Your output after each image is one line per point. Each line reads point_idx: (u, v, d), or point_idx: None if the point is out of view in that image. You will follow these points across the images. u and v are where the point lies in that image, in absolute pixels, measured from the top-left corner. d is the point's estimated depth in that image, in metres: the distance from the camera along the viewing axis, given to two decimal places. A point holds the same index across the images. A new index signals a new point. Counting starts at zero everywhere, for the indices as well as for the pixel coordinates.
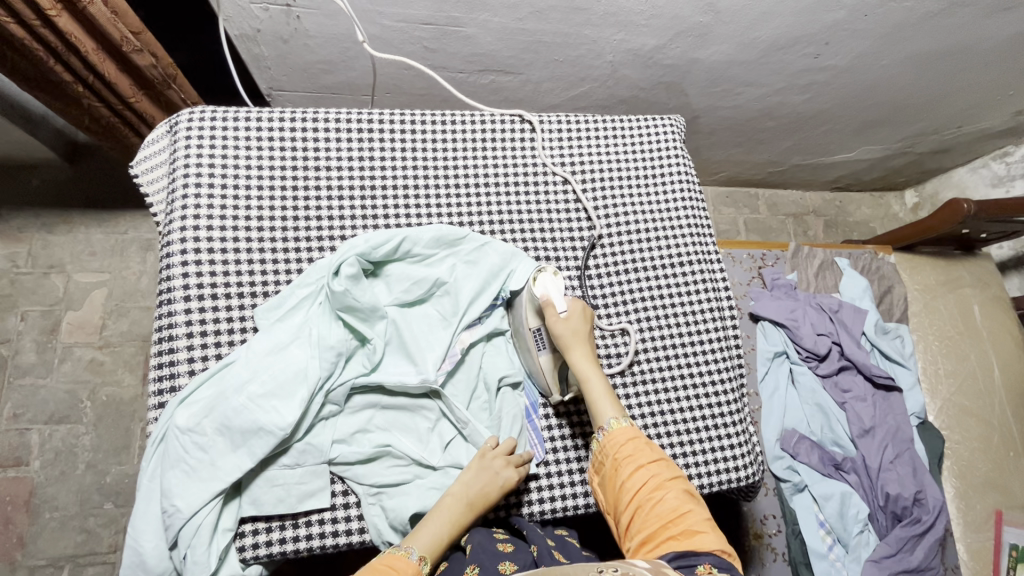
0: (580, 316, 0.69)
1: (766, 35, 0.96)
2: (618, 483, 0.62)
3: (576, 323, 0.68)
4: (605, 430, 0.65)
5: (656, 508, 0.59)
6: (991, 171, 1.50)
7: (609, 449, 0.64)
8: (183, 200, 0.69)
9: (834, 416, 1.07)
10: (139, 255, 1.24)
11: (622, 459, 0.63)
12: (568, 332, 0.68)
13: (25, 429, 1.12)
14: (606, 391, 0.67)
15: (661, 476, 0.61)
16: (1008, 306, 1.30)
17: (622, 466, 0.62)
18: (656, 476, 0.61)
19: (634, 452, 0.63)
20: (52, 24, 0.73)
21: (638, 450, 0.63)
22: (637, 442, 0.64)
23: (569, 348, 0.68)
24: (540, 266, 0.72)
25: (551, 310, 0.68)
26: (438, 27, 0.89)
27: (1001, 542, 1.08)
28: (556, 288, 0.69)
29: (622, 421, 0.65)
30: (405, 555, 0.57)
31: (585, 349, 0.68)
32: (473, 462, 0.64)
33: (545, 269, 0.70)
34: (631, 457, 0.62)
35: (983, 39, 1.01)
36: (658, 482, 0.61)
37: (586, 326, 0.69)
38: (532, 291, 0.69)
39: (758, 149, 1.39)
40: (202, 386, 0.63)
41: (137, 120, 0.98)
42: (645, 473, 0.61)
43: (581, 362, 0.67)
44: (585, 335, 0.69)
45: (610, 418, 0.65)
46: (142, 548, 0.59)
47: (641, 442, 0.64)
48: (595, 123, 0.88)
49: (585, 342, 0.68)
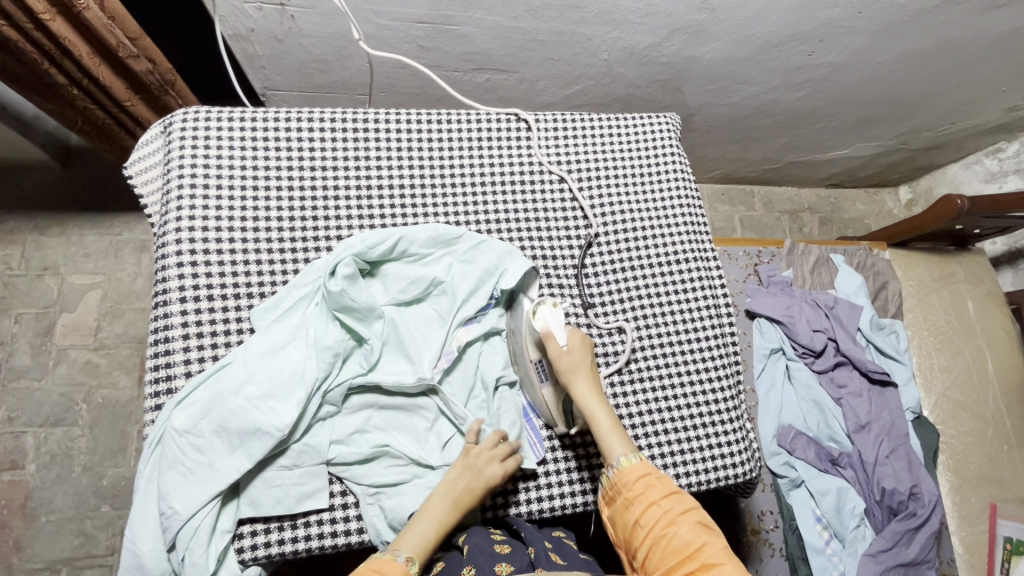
0: (582, 348, 0.68)
1: (761, 33, 0.96)
2: (630, 521, 0.61)
3: (579, 357, 0.67)
4: (616, 467, 0.63)
5: (672, 544, 0.58)
6: (984, 167, 1.51)
7: (620, 487, 0.63)
8: (178, 201, 0.69)
9: (830, 411, 1.08)
10: (134, 256, 1.24)
11: (634, 497, 0.61)
12: (570, 366, 0.66)
13: (20, 432, 1.12)
14: (614, 426, 0.65)
15: (674, 511, 0.60)
16: (1002, 301, 1.31)
17: (634, 504, 0.61)
18: (668, 512, 0.60)
19: (645, 489, 0.61)
20: (46, 29, 0.72)
21: (650, 487, 0.62)
22: (648, 478, 0.62)
23: (572, 382, 0.66)
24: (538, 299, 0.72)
25: (551, 342, 0.67)
26: (433, 26, 0.88)
27: (995, 536, 1.09)
28: (556, 320, 0.69)
29: (632, 457, 0.63)
30: (393, 557, 0.56)
31: (589, 382, 0.67)
32: (458, 460, 0.64)
33: (545, 300, 0.70)
34: (642, 495, 0.61)
35: (978, 35, 1.01)
36: (671, 518, 0.59)
37: (588, 357, 0.68)
38: (532, 324, 0.69)
39: (754, 147, 1.40)
40: (198, 387, 0.63)
41: (132, 123, 0.97)
42: (658, 510, 0.60)
43: (587, 397, 0.66)
44: (588, 367, 0.67)
45: (619, 455, 0.64)
46: (140, 550, 0.59)
47: (653, 477, 0.62)
48: (590, 121, 0.89)
49: (588, 375, 0.67)
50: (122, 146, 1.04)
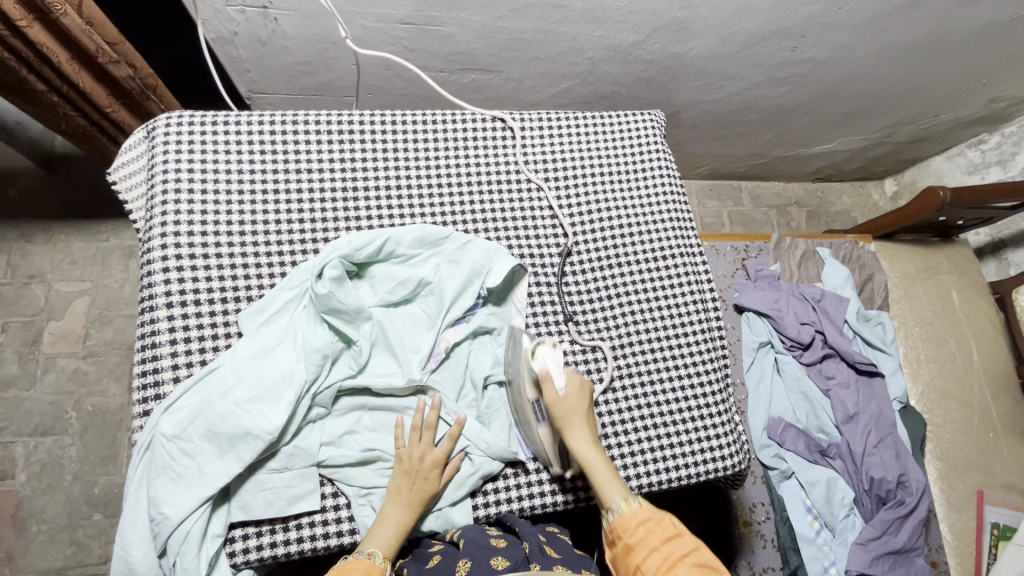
0: (580, 393, 0.65)
1: (743, 29, 0.97)
2: (631, 566, 0.58)
3: (575, 401, 0.65)
4: (616, 511, 0.61)
5: None
6: (967, 159, 1.53)
7: (620, 532, 0.60)
8: (163, 206, 0.69)
9: (819, 403, 1.09)
10: (121, 262, 1.23)
11: (635, 543, 0.59)
12: (565, 413, 0.64)
13: (10, 442, 1.11)
14: (612, 472, 0.63)
15: (675, 555, 0.57)
16: (986, 292, 1.33)
17: (634, 551, 0.59)
18: (670, 557, 0.57)
19: (646, 536, 0.59)
20: (23, 35, 0.72)
21: (650, 533, 0.59)
22: (649, 524, 0.60)
23: (567, 428, 0.64)
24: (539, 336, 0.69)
25: (549, 386, 0.64)
26: (417, 26, 0.89)
27: (983, 522, 1.11)
28: (555, 361, 0.66)
29: (632, 502, 0.61)
30: (356, 557, 0.58)
31: (585, 428, 0.64)
32: (398, 470, 0.64)
33: (545, 341, 0.67)
34: (643, 541, 0.59)
35: (956, 29, 1.03)
36: (672, 563, 0.57)
37: (585, 402, 0.66)
38: (531, 364, 0.66)
39: (740, 142, 1.41)
40: (187, 393, 0.63)
41: (115, 130, 0.97)
42: (659, 556, 0.58)
43: (582, 444, 0.64)
44: (583, 413, 0.65)
45: (619, 500, 0.61)
46: (131, 557, 0.58)
47: (654, 522, 0.60)
48: (575, 119, 0.89)
49: (584, 421, 0.65)
50: (104, 151, 1.03)
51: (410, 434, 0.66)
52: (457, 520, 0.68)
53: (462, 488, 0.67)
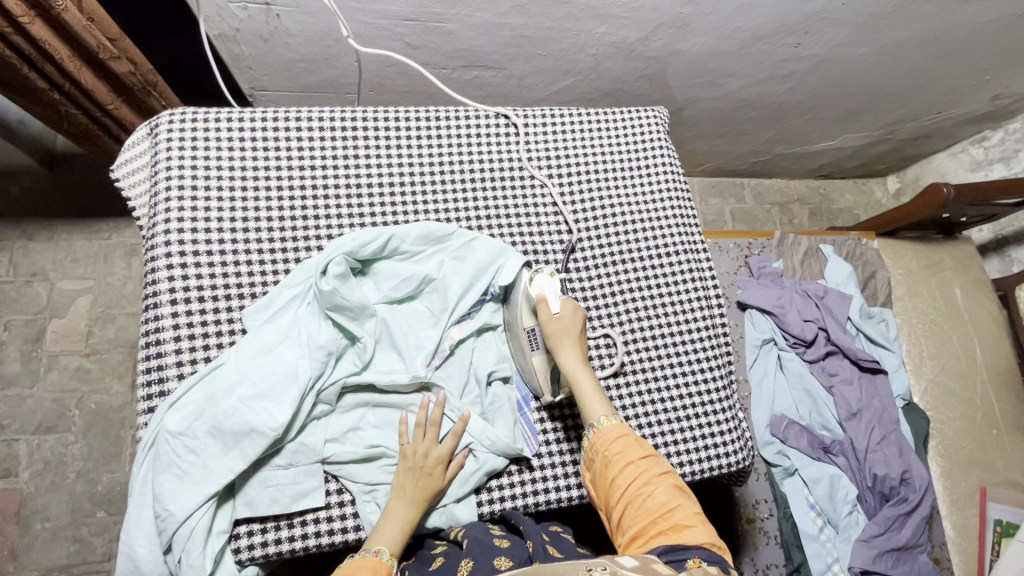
0: (575, 316, 0.68)
1: (746, 25, 0.96)
2: (608, 480, 0.61)
3: (568, 322, 0.67)
4: (595, 426, 0.63)
5: (646, 504, 0.57)
6: (970, 156, 1.52)
7: (599, 446, 0.62)
8: (167, 203, 0.69)
9: (822, 400, 1.09)
10: (124, 260, 1.23)
11: (612, 457, 0.61)
12: (558, 332, 0.67)
13: (13, 440, 1.11)
14: (596, 388, 0.66)
15: (651, 471, 0.60)
16: (990, 289, 1.33)
17: (611, 464, 0.61)
18: (646, 472, 0.59)
19: (623, 450, 0.61)
20: (25, 32, 0.72)
21: (628, 448, 0.61)
22: (627, 440, 0.62)
23: (558, 347, 0.67)
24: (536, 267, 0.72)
25: (543, 307, 0.68)
26: (419, 23, 0.88)
27: (985, 519, 1.11)
28: (552, 288, 0.69)
29: (612, 418, 0.63)
30: (362, 555, 0.58)
31: (576, 348, 0.67)
32: (399, 469, 0.64)
33: (542, 269, 0.70)
34: (620, 455, 0.61)
35: (959, 26, 1.02)
36: (648, 478, 0.59)
37: (579, 327, 0.68)
38: (529, 290, 0.69)
39: (742, 139, 1.40)
40: (191, 389, 0.63)
41: (117, 128, 0.97)
42: (635, 469, 0.60)
43: (570, 360, 0.66)
44: (576, 334, 0.68)
45: (600, 415, 0.64)
46: (136, 553, 0.59)
47: (631, 439, 0.62)
48: (579, 116, 0.89)
49: (576, 342, 0.67)
50: (107, 150, 1.03)
51: (415, 431, 0.66)
52: (461, 517, 0.67)
53: (466, 484, 0.68)
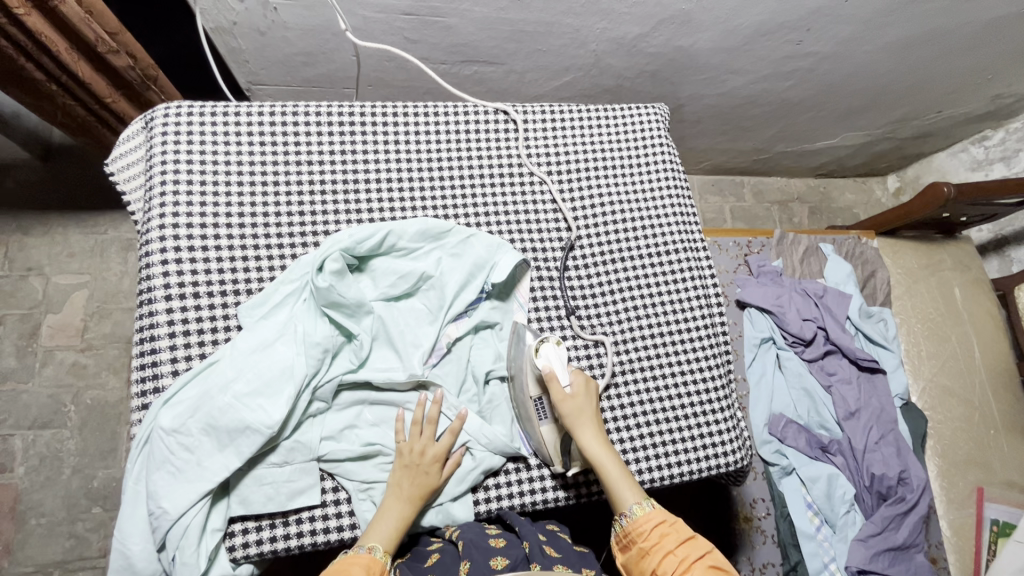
0: (586, 393, 0.67)
1: (748, 22, 0.96)
2: (647, 571, 0.61)
3: (582, 402, 0.66)
4: (628, 515, 0.63)
5: None
6: (971, 155, 1.52)
7: (634, 536, 0.62)
8: (162, 197, 0.68)
9: (820, 399, 1.09)
10: (120, 256, 1.22)
11: (649, 547, 0.61)
12: (574, 412, 0.65)
13: (8, 435, 1.10)
14: (623, 472, 0.64)
15: (690, 558, 0.60)
16: (989, 290, 1.32)
17: (649, 554, 0.61)
18: (684, 560, 0.59)
19: (660, 539, 0.61)
20: (22, 25, 0.71)
21: (665, 536, 0.61)
22: (663, 527, 0.62)
23: (576, 428, 0.65)
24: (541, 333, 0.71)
25: (553, 383, 0.66)
26: (419, 17, 0.88)
27: (982, 518, 1.11)
28: (559, 359, 0.68)
29: (645, 506, 0.63)
30: (356, 551, 0.58)
31: (592, 427, 0.66)
32: (396, 470, 0.63)
33: (548, 338, 0.68)
34: (658, 544, 0.61)
35: (962, 24, 1.02)
36: (687, 565, 0.59)
37: (593, 404, 0.67)
38: (535, 362, 0.68)
39: (743, 137, 1.40)
40: (186, 386, 0.62)
41: (115, 119, 0.96)
42: (674, 559, 0.60)
43: (592, 445, 0.65)
44: (591, 414, 0.66)
45: (632, 503, 0.63)
46: (129, 551, 0.58)
47: (668, 525, 0.62)
48: (579, 113, 0.88)
49: (592, 421, 0.66)
50: (105, 142, 1.02)
51: (411, 429, 0.65)
52: (457, 516, 0.67)
53: (463, 483, 0.67)
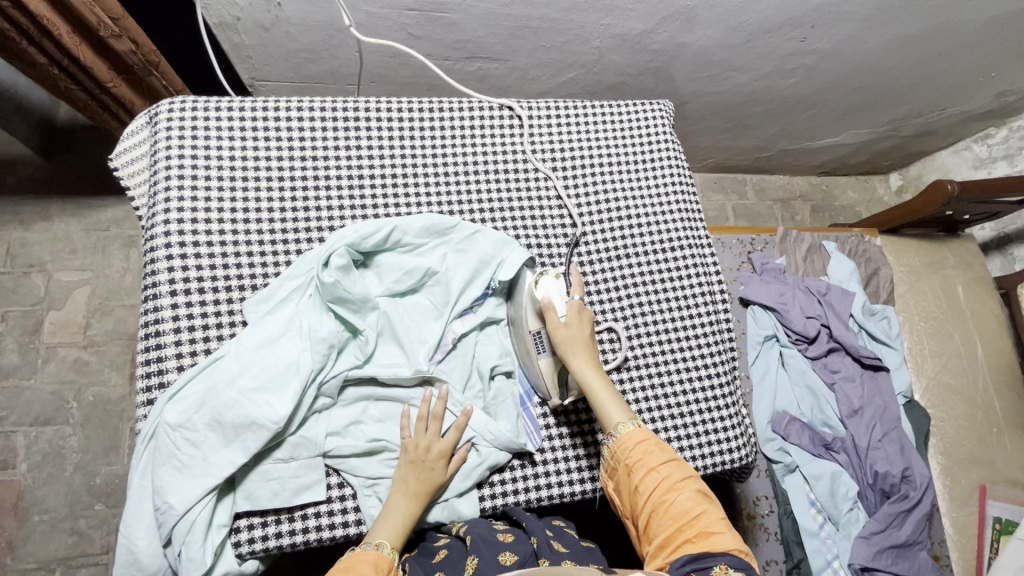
0: (582, 323, 0.67)
1: (751, 19, 0.96)
2: (631, 487, 0.62)
3: (576, 330, 0.66)
4: (615, 435, 0.64)
5: (670, 510, 0.59)
6: (973, 153, 1.52)
7: (619, 454, 0.63)
8: (166, 192, 0.68)
9: (823, 397, 1.08)
10: (122, 253, 1.22)
11: (633, 464, 0.62)
12: (567, 340, 0.66)
13: (11, 432, 1.10)
14: (614, 396, 0.65)
15: (673, 477, 0.61)
16: (992, 287, 1.32)
17: (633, 471, 0.62)
18: (668, 478, 0.61)
19: (643, 457, 0.62)
20: (24, 7, 0.71)
21: (647, 454, 0.62)
22: (646, 445, 0.63)
23: (569, 356, 0.66)
24: (540, 269, 0.72)
25: (552, 314, 0.66)
26: (423, 13, 0.87)
27: (985, 516, 1.10)
28: (557, 291, 0.68)
29: (629, 425, 0.64)
30: (364, 548, 0.58)
31: (586, 355, 0.66)
32: (402, 463, 0.63)
33: (547, 271, 0.69)
34: (641, 461, 0.62)
35: (967, 21, 1.01)
36: (670, 484, 0.60)
37: (587, 333, 0.67)
38: (534, 294, 0.69)
39: (747, 134, 1.39)
40: (191, 382, 0.62)
41: (117, 106, 0.97)
42: (657, 476, 0.61)
43: (583, 370, 0.66)
44: (584, 342, 0.66)
45: (618, 423, 0.64)
46: (135, 546, 0.58)
47: (651, 443, 0.63)
48: (584, 108, 0.88)
49: (586, 349, 0.66)
50: (109, 126, 1.03)
51: (416, 425, 0.65)
52: (462, 512, 0.67)
53: (468, 479, 0.67)
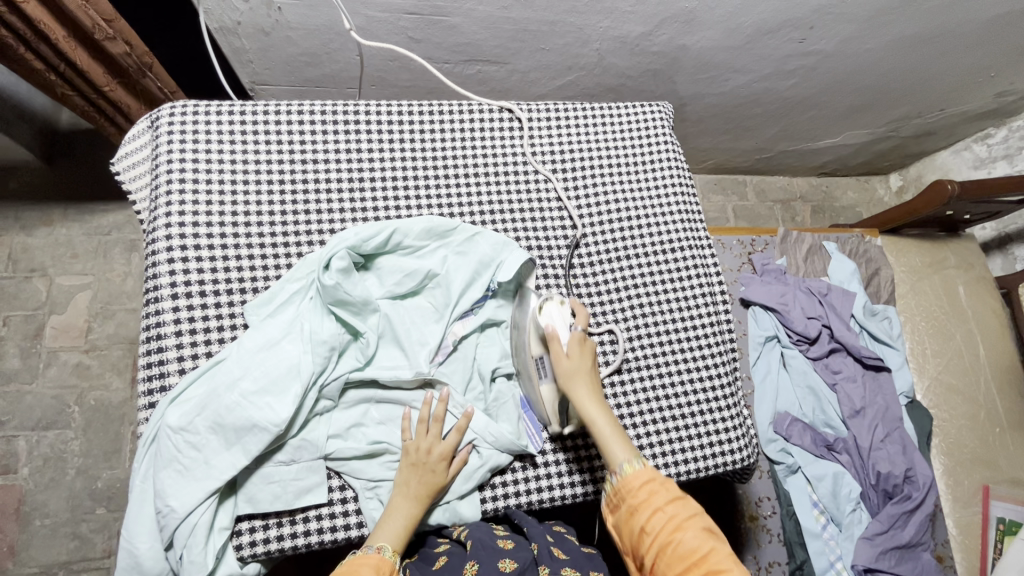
0: (584, 355, 0.67)
1: (752, 20, 0.96)
2: (636, 528, 0.60)
3: (577, 361, 0.66)
4: (618, 473, 0.63)
5: (678, 551, 0.57)
6: (973, 153, 1.52)
7: (624, 494, 0.62)
8: (166, 196, 0.68)
9: (825, 397, 1.08)
10: (123, 257, 1.22)
11: (638, 505, 0.61)
12: (568, 370, 0.66)
13: (12, 436, 1.10)
14: (616, 431, 0.64)
15: (679, 516, 0.59)
16: (993, 287, 1.32)
17: (638, 511, 0.61)
18: (673, 518, 0.59)
19: (648, 496, 0.61)
20: (21, 11, 0.72)
21: (653, 494, 0.61)
22: (651, 485, 0.61)
23: (571, 386, 0.65)
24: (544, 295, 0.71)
25: (555, 343, 0.66)
26: (423, 17, 0.88)
27: (989, 517, 1.10)
28: (561, 319, 0.68)
29: (635, 464, 0.62)
30: (365, 552, 0.57)
31: (588, 387, 0.66)
32: (404, 466, 0.63)
33: (551, 298, 0.69)
34: (647, 501, 0.60)
35: (966, 21, 1.02)
36: (676, 523, 0.58)
37: (589, 365, 0.67)
38: (537, 320, 0.68)
39: (746, 136, 1.40)
40: (192, 385, 0.62)
41: (111, 110, 0.97)
42: (663, 516, 0.59)
43: (585, 402, 0.65)
44: (586, 373, 0.66)
45: (622, 461, 0.63)
46: (137, 549, 0.58)
47: (656, 483, 0.62)
48: (584, 110, 0.88)
49: (587, 381, 0.66)
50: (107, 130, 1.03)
51: (417, 427, 0.65)
52: (465, 515, 0.67)
53: (470, 480, 0.67)
